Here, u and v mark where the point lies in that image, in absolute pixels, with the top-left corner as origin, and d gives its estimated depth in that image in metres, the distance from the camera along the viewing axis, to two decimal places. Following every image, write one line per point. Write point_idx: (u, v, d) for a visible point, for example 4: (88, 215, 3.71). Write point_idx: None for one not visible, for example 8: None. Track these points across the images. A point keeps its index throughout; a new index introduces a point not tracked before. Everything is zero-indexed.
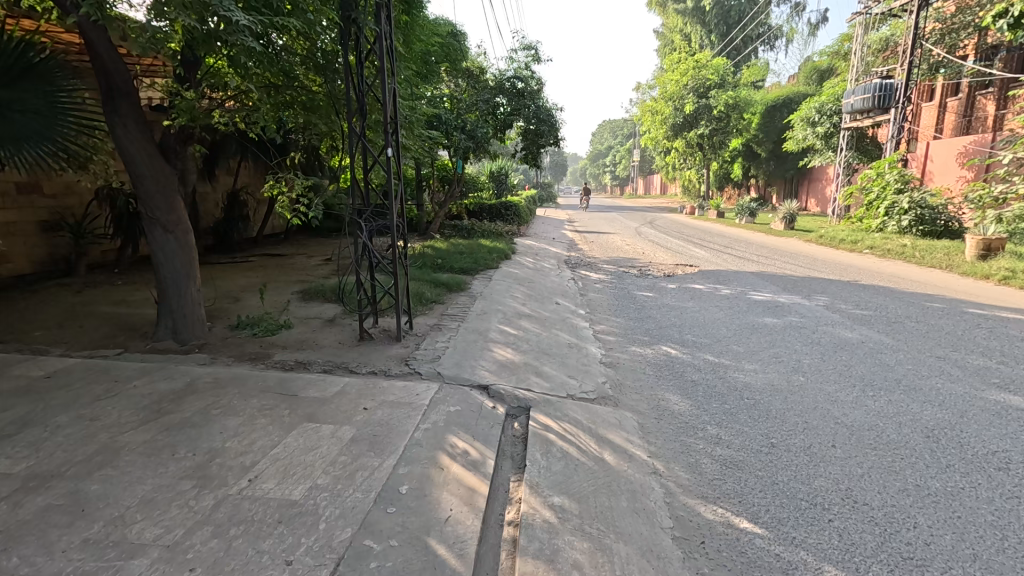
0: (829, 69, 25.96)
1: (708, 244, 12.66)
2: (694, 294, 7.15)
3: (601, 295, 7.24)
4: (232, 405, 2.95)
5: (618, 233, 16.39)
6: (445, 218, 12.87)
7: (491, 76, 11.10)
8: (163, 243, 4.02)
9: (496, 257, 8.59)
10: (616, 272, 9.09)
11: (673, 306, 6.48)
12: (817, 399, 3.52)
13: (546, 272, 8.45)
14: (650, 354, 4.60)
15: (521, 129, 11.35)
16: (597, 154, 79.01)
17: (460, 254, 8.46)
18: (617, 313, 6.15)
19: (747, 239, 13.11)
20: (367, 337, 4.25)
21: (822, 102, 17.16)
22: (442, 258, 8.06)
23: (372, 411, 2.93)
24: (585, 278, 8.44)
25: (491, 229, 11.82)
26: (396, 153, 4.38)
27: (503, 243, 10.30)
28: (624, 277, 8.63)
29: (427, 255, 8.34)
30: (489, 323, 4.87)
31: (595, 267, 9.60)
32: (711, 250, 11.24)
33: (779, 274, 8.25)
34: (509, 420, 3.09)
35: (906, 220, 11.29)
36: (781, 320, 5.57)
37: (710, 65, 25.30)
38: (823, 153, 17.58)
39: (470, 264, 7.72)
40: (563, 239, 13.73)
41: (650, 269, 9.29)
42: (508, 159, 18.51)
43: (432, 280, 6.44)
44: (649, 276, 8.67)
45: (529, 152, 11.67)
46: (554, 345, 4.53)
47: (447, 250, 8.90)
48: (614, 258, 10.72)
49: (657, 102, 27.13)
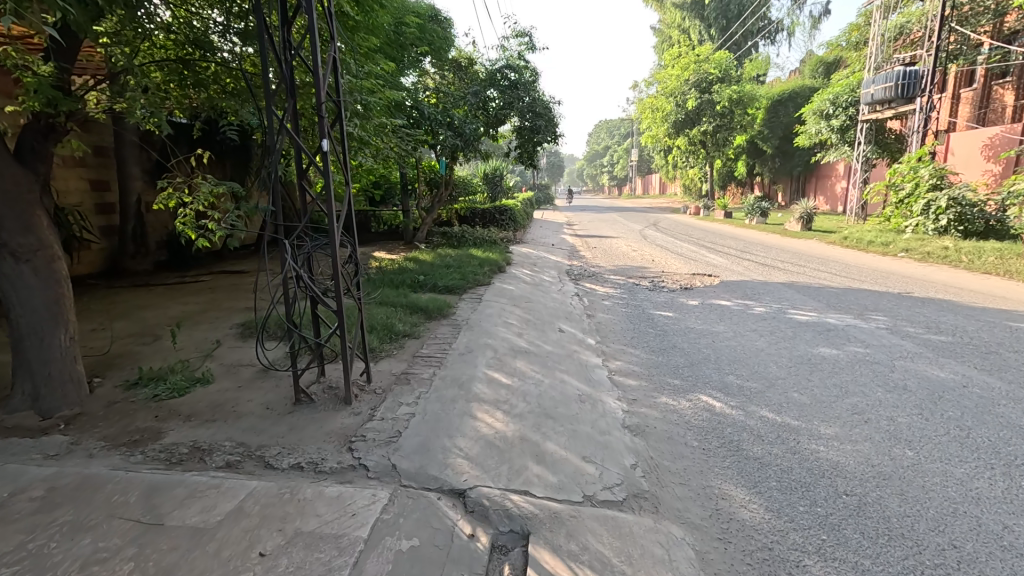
0: (837, 61, 24.85)
1: (723, 248, 11.55)
2: (723, 313, 6.04)
3: (613, 315, 6.13)
4: (42, 556, 1.81)
5: (621, 236, 15.30)
6: (433, 225, 11.74)
7: (481, 68, 10.02)
8: (13, 276, 2.85)
9: (488, 272, 7.49)
10: (626, 285, 7.97)
11: (702, 330, 5.35)
12: (952, 496, 2.39)
13: (546, 288, 7.33)
14: (687, 409, 3.47)
15: (515, 126, 10.22)
16: (594, 154, 78.03)
17: (447, 268, 7.39)
18: (635, 342, 5.03)
19: (765, 243, 11.99)
20: (305, 400, 3.11)
21: (836, 93, 16.08)
22: (427, 273, 7.01)
23: (270, 563, 1.79)
24: (592, 294, 7.32)
25: (485, 236, 10.77)
26: (339, 149, 3.14)
27: (496, 253, 9.19)
28: (636, 291, 7.51)
29: (410, 270, 7.30)
30: (474, 369, 3.74)
31: (602, 279, 8.49)
32: (727, 256, 10.14)
33: (816, 286, 7.14)
34: (497, 560, 1.96)
35: (944, 219, 10.19)
36: (842, 351, 4.47)
37: (712, 59, 24.25)
38: (839, 147, 16.51)
39: (457, 280, 6.62)
40: (563, 246, 12.64)
41: (664, 281, 8.17)
42: (502, 160, 17.41)
43: (409, 306, 5.32)
44: (664, 290, 7.56)
45: (524, 150, 10.53)
46: (562, 400, 3.41)
47: (432, 263, 7.83)
48: (621, 267, 9.62)
49: (657, 99, 26.05)
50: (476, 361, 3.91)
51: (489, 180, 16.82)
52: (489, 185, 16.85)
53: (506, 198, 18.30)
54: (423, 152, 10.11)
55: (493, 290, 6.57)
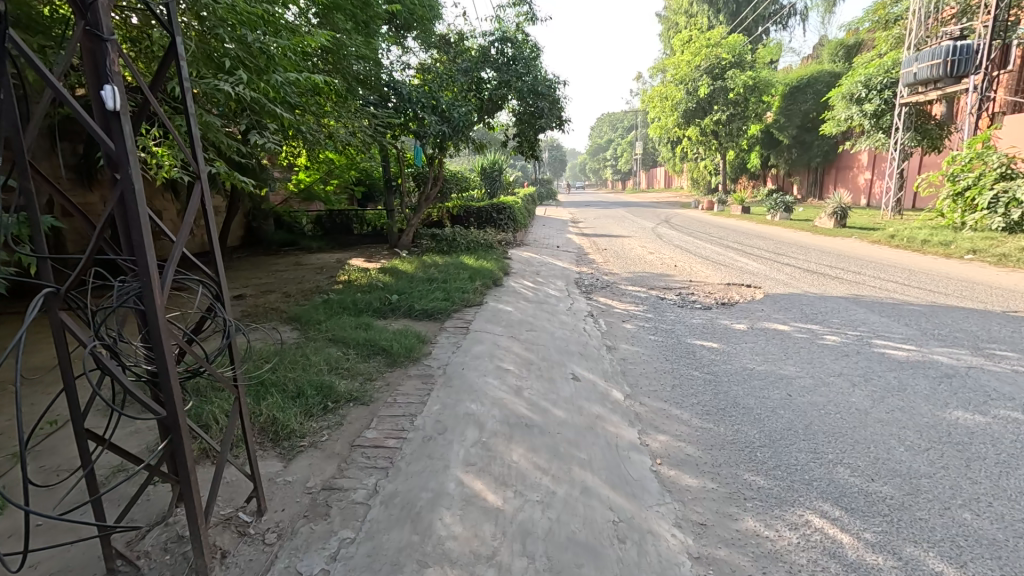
0: (858, 44, 23.17)
1: (752, 249, 10.14)
2: (785, 344, 4.61)
3: (640, 348, 4.72)
4: None
5: (633, 235, 13.90)
6: (421, 227, 10.33)
7: (473, 44, 8.60)
8: None
9: (480, 285, 6.09)
10: (649, 300, 6.57)
11: (766, 375, 3.93)
12: None
13: (553, 307, 5.94)
14: (797, 553, 2.05)
15: (513, 110, 8.78)
16: (597, 147, 76.44)
17: (429, 283, 5.98)
18: (677, 396, 3.62)
19: (799, 243, 10.56)
20: (125, 571, 1.73)
21: (869, 75, 14.57)
22: (404, 290, 5.62)
23: None
24: (610, 314, 5.92)
25: (480, 239, 9.33)
26: (162, 111, 1.60)
27: (491, 260, 7.78)
28: (663, 310, 6.10)
29: (387, 284, 5.93)
30: (441, 475, 2.33)
31: (619, 292, 7.07)
32: (762, 260, 8.74)
33: (891, 302, 5.69)
34: None
35: (1016, 214, 8.68)
36: (991, 418, 3.04)
37: (724, 44, 22.77)
38: (872, 135, 15.00)
39: (439, 301, 5.22)
40: (569, 248, 11.25)
41: (694, 294, 6.76)
42: (502, 153, 16.04)
43: (367, 345, 3.92)
44: (698, 308, 6.14)
45: (525, 142, 9.06)
46: (586, 545, 1.99)
47: (412, 276, 6.43)
48: (639, 274, 8.23)
49: (666, 87, 24.63)
50: (449, 453, 2.51)
51: (487, 174, 15.93)
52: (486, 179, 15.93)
53: (506, 194, 16.89)
54: (405, 141, 8.69)
55: (484, 313, 5.15)
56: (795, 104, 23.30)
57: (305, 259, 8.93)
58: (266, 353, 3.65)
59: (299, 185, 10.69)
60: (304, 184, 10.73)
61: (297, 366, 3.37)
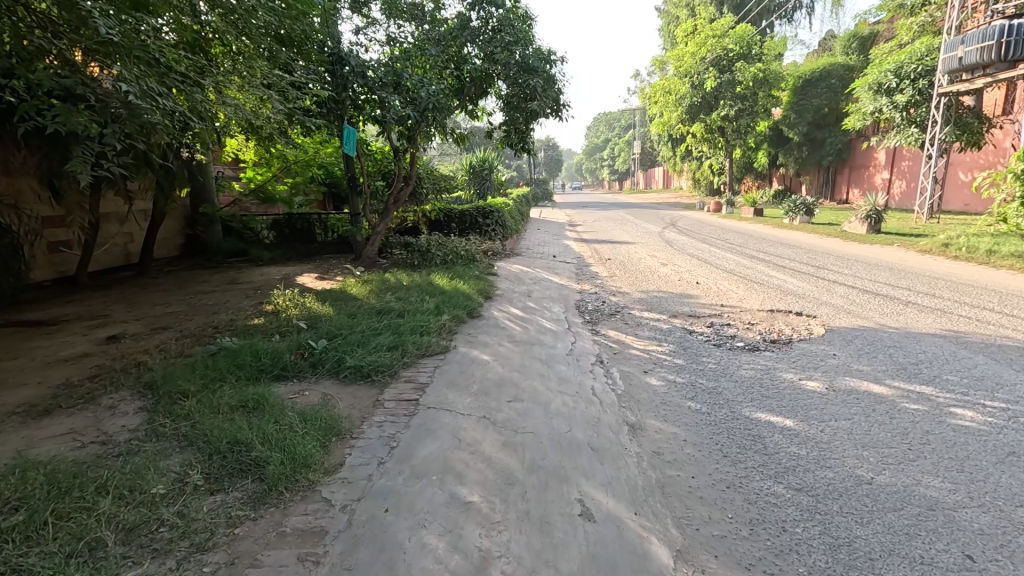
0: (874, 35, 21.79)
1: (783, 261, 8.60)
2: (899, 423, 3.04)
3: (678, 428, 3.15)
4: None
5: (639, 241, 12.35)
6: (392, 233, 8.70)
7: (452, 12, 6.95)
8: None
9: (450, 320, 4.49)
10: (672, 337, 5.01)
11: (903, 500, 2.35)
12: None
13: (549, 350, 4.36)
14: None
15: (501, 94, 7.14)
16: (594, 147, 74.72)
17: (378, 317, 4.37)
18: (767, 557, 2.03)
19: (837, 253, 8.99)
20: None
21: (900, 62, 13.05)
22: (339, 330, 4.01)
23: None
24: (626, 362, 4.34)
25: (460, 249, 7.74)
26: None
27: (470, 278, 6.19)
28: (694, 353, 4.54)
29: (321, 320, 4.35)
30: None
31: (633, 323, 5.50)
32: (802, 277, 7.18)
33: (1015, 345, 4.13)
34: None
35: None
36: None
37: (732, 34, 21.31)
38: (903, 129, 13.49)
39: (384, 352, 3.61)
40: (567, 258, 9.69)
41: (731, 329, 5.21)
42: (494, 150, 14.48)
43: (236, 454, 2.33)
44: (742, 351, 4.58)
45: (515, 132, 7.41)
46: None
47: (360, 305, 4.83)
48: (653, 295, 6.68)
49: (669, 80, 23.19)
50: None
51: (475, 173, 14.36)
52: (476, 178, 14.37)
53: (497, 195, 15.26)
54: (367, 126, 6.98)
55: (450, 371, 3.55)
56: (807, 98, 21.85)
57: (246, 275, 7.34)
58: (39, 477, 2.06)
59: (254, 183, 9.25)
60: (259, 182, 9.24)
61: (62, 529, 1.78)
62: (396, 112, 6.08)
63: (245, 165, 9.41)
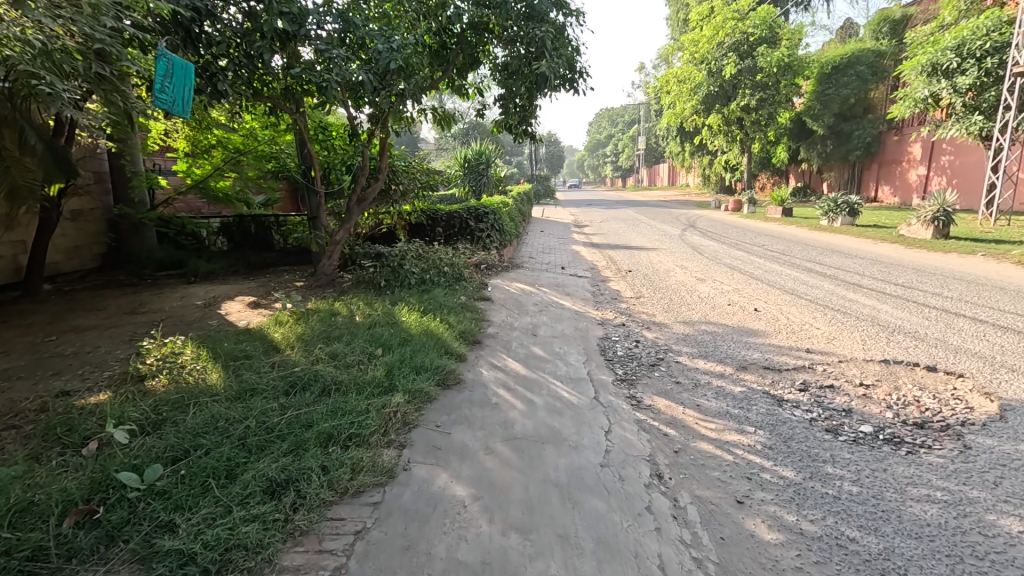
0: (907, 18, 19.85)
1: (854, 277, 6.83)
2: None
3: None
4: None
5: (659, 247, 10.60)
6: (363, 240, 6.92)
7: None
8: None
9: (407, 402, 2.73)
10: (758, 416, 3.26)
11: None
12: None
13: (568, 456, 2.59)
14: None
15: (500, 58, 5.36)
16: (596, 143, 72.88)
17: (285, 402, 2.62)
18: None
19: (918, 268, 7.21)
20: None
21: (962, 39, 11.29)
22: (202, 437, 2.26)
23: None
24: (701, 478, 2.57)
25: (444, 264, 5.97)
26: None
27: (453, 312, 4.43)
28: (808, 455, 2.78)
29: (187, 407, 2.59)
30: None
31: (687, 385, 3.75)
32: (898, 303, 5.43)
33: None
34: None
35: None
36: None
37: (753, 16, 19.50)
38: (964, 118, 11.73)
39: (253, 507, 1.85)
40: (579, 270, 7.94)
41: (840, 399, 3.46)
42: (492, 141, 12.70)
43: None
44: (881, 449, 2.83)
45: (514, 111, 5.64)
46: None
47: (269, 368, 3.07)
48: (702, 331, 4.92)
49: (683, 68, 21.39)
50: None
51: (470, 168, 12.60)
52: (471, 174, 12.60)
53: (495, 193, 13.47)
54: (330, 105, 5.25)
55: (382, 548, 1.79)
56: (833, 87, 20.06)
57: (161, 299, 5.59)
58: None
59: (193, 178, 7.47)
60: (198, 177, 7.46)
61: None
62: (339, 72, 4.17)
63: (178, 155, 7.61)
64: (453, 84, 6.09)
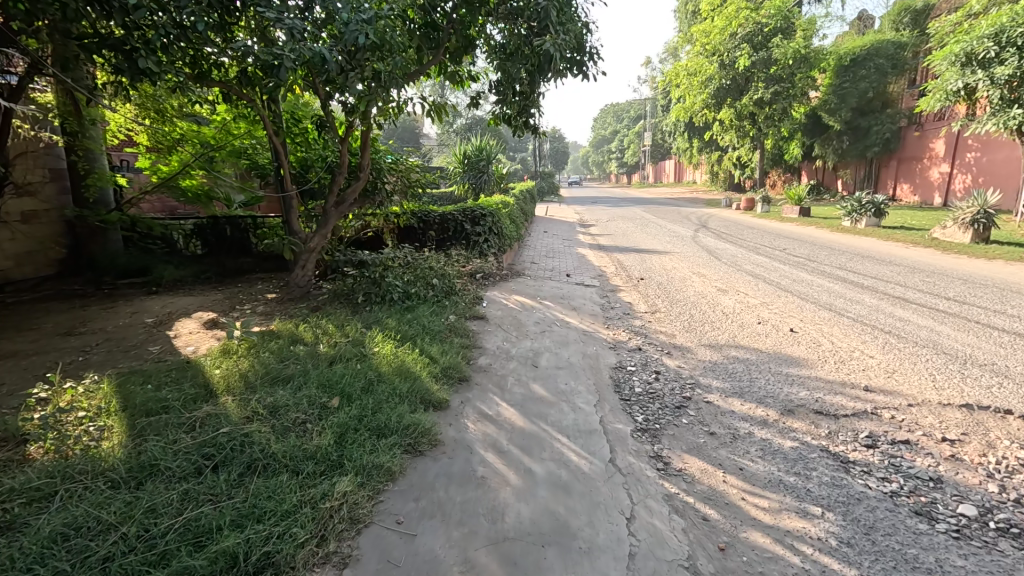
0: (929, 8, 18.92)
1: (898, 290, 6.05)
2: None
3: None
4: None
5: (672, 250, 9.84)
6: (347, 245, 6.19)
7: None
8: None
9: (356, 487, 2.00)
10: (821, 489, 2.51)
11: None
12: None
13: (577, 569, 1.85)
14: None
15: (496, 37, 4.61)
16: (601, 139, 71.93)
17: (187, 491, 1.90)
18: None
19: (967, 278, 6.42)
20: None
21: (1001, 26, 10.42)
22: (43, 564, 1.54)
23: None
24: None
25: (433, 274, 5.24)
26: None
27: (437, 340, 3.70)
28: (904, 560, 2.04)
29: (51, 500, 1.87)
30: None
31: (723, 438, 3.01)
32: (958, 324, 4.66)
33: None
34: None
35: None
36: None
37: (769, 5, 18.61)
38: (1001, 112, 10.88)
39: None
40: (587, 278, 7.20)
41: (923, 463, 2.71)
42: (493, 136, 11.94)
43: None
44: (1002, 551, 2.08)
45: (513, 101, 4.89)
46: None
47: (185, 428, 2.35)
48: (733, 360, 4.18)
49: (694, 60, 20.55)
50: None
51: (470, 165, 11.86)
52: (470, 171, 11.88)
53: (496, 191, 12.73)
54: (305, 91, 4.49)
55: None
56: (852, 80, 19.13)
57: (108, 315, 4.88)
58: None
59: (159, 176, 6.73)
60: (164, 175, 6.71)
61: None
62: (295, 48, 3.33)
63: (142, 149, 6.79)
64: (444, 70, 5.35)
